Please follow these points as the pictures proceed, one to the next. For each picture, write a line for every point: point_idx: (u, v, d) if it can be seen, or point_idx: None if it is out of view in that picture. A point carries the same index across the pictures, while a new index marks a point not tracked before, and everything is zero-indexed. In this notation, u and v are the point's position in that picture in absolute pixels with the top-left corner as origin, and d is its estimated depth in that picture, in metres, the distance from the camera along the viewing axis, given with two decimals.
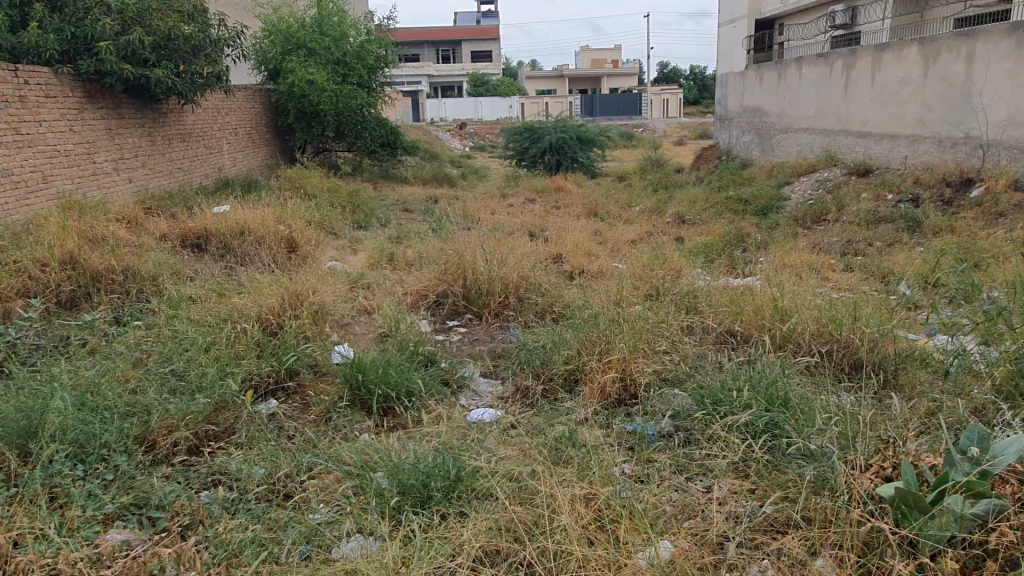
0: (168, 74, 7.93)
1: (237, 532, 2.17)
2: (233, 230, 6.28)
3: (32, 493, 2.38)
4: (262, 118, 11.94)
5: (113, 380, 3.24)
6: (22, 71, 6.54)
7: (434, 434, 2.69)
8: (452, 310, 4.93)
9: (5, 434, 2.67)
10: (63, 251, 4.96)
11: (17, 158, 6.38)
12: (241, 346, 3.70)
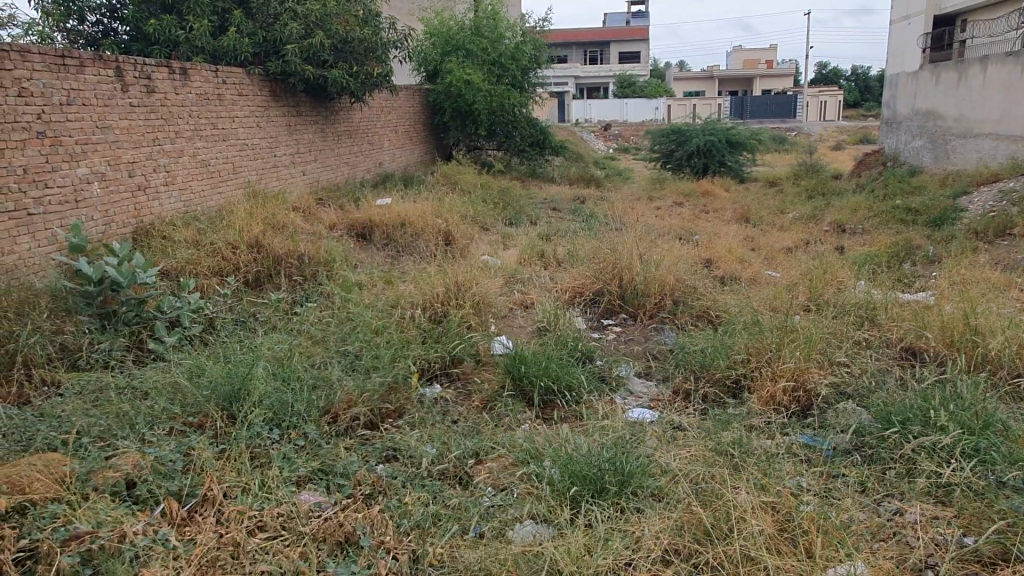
0: (343, 74, 8.47)
1: (421, 504, 2.30)
2: (397, 222, 6.63)
3: (238, 450, 2.64)
4: (420, 117, 12.52)
5: (300, 355, 3.52)
6: (221, 72, 7.24)
7: (602, 429, 2.73)
8: (607, 308, 4.95)
9: (214, 395, 2.99)
10: (250, 236, 5.44)
11: (213, 151, 7.10)
12: (410, 332, 3.90)
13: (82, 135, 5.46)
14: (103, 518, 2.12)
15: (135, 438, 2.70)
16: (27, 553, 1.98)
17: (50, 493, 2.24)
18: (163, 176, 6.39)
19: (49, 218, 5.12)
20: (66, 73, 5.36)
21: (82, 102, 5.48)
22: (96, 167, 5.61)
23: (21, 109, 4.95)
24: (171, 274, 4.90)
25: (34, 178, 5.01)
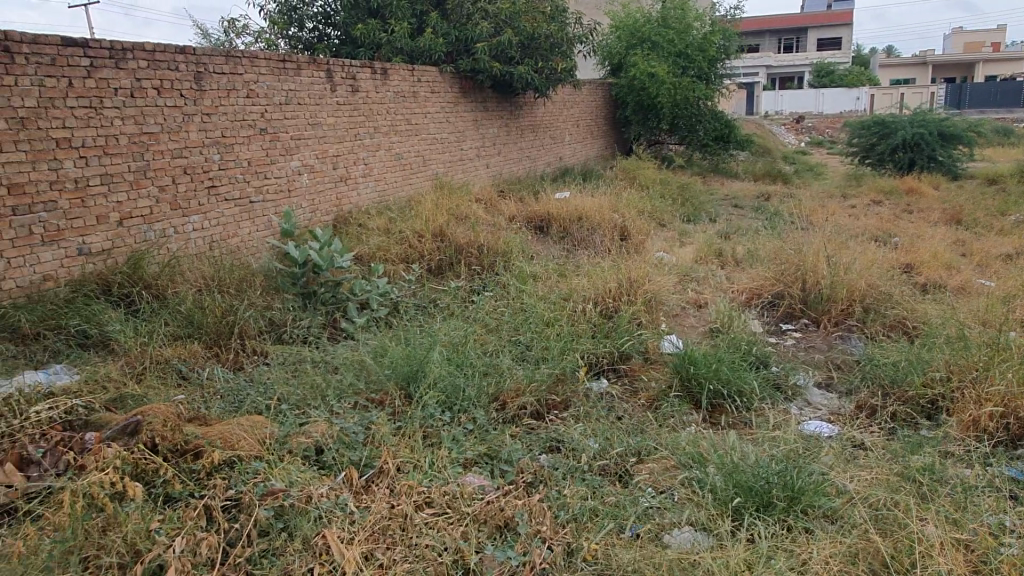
0: (528, 70, 8.67)
1: (579, 498, 2.33)
2: (573, 216, 6.69)
3: (412, 428, 2.83)
4: (602, 111, 12.60)
5: (474, 342, 3.68)
6: (417, 71, 7.75)
7: (773, 440, 2.61)
8: (787, 312, 4.69)
9: (395, 375, 3.22)
10: (435, 226, 5.76)
11: (406, 145, 7.69)
12: (581, 326, 3.95)
13: (296, 132, 6.28)
14: (294, 479, 2.36)
15: (325, 409, 2.98)
16: (232, 502, 2.24)
17: (253, 452, 2.52)
18: (363, 169, 7.09)
19: (266, 205, 6.04)
20: (286, 76, 6.14)
21: (298, 101, 6.27)
22: (307, 160, 6.41)
23: (249, 109, 5.80)
24: (366, 259, 5.35)
25: (256, 170, 5.91)
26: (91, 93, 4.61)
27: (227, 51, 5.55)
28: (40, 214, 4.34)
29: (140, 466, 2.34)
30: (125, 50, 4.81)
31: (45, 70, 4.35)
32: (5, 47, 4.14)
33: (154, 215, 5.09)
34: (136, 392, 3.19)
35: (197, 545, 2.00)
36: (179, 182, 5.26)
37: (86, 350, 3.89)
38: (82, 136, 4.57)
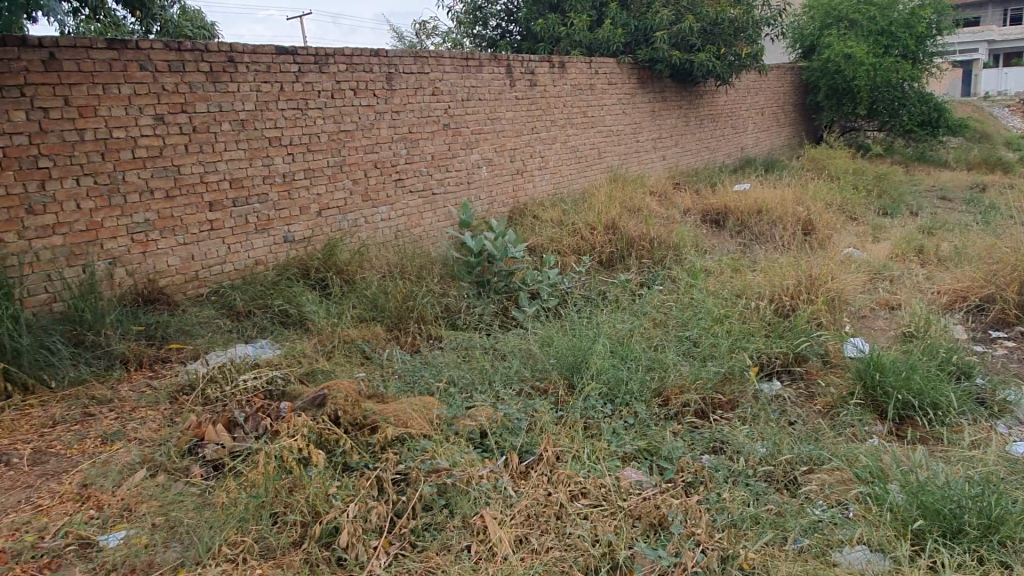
0: (710, 57, 8.38)
1: (739, 503, 2.26)
2: (753, 209, 6.39)
3: (573, 418, 2.86)
4: (790, 97, 11.91)
5: (639, 335, 3.65)
6: (594, 63, 7.78)
7: (970, 460, 2.36)
8: (999, 318, 4.17)
9: (560, 364, 3.28)
10: (608, 218, 5.76)
11: (582, 137, 7.81)
12: (754, 324, 3.77)
13: (477, 127, 6.61)
14: (457, 459, 2.48)
15: (491, 394, 3.11)
16: (402, 476, 2.39)
17: (422, 431, 2.68)
18: (538, 161, 7.30)
19: (447, 196, 6.42)
20: (469, 73, 6.45)
21: (478, 97, 6.57)
22: (486, 154, 6.73)
23: (434, 106, 6.17)
24: (539, 250, 5.48)
25: (439, 164, 6.29)
26: (298, 95, 5.15)
27: (415, 52, 5.92)
28: (254, 204, 4.99)
29: (323, 435, 2.55)
30: (327, 56, 5.30)
31: (262, 77, 4.92)
32: (230, 57, 4.72)
33: (348, 206, 5.61)
34: (326, 367, 3.51)
35: (368, 512, 2.17)
36: (370, 176, 5.74)
37: (286, 328, 4.32)
38: (290, 135, 5.15)
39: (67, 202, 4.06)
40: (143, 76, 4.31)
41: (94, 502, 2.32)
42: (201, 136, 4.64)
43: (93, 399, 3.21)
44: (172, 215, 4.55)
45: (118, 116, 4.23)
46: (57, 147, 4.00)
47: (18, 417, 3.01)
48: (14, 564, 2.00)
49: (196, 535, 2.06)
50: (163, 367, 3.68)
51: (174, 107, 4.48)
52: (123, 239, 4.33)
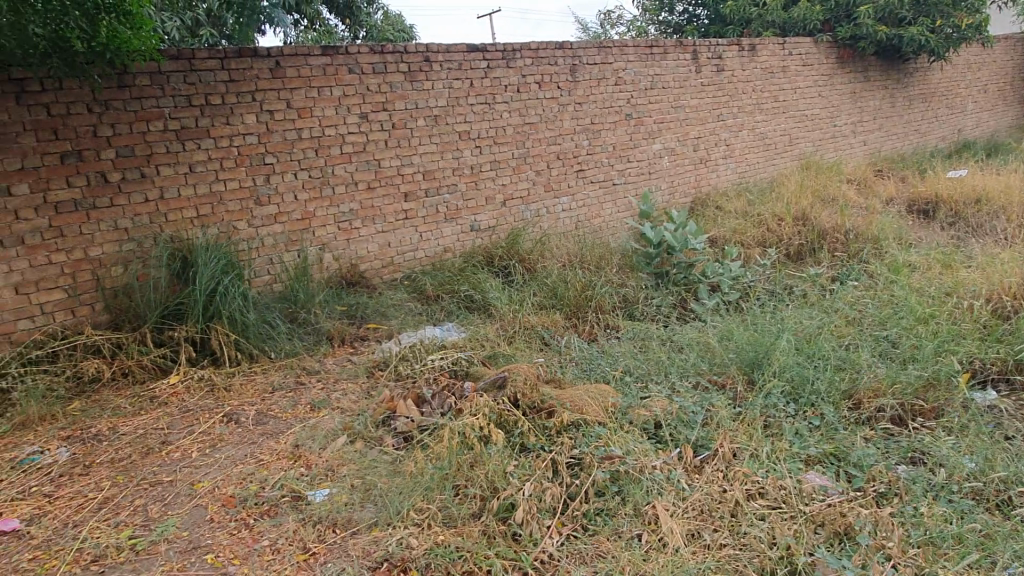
0: (923, 31, 7.63)
1: (940, 522, 2.10)
2: (970, 198, 5.75)
3: (753, 415, 2.77)
4: (1022, 71, 10.54)
5: (829, 332, 3.45)
6: (789, 44, 7.39)
7: None
8: None
9: (740, 360, 3.20)
10: (798, 209, 5.47)
11: (772, 123, 7.44)
12: (966, 326, 3.42)
13: (660, 115, 6.52)
14: (630, 449, 2.50)
15: (667, 386, 3.10)
16: (575, 461, 2.45)
17: (596, 418, 2.72)
18: (724, 149, 7.08)
19: (628, 186, 6.41)
20: (653, 61, 6.37)
21: (662, 85, 6.48)
22: (668, 143, 6.63)
23: (617, 96, 6.18)
24: (722, 241, 5.33)
25: (621, 154, 6.30)
26: (486, 90, 5.38)
27: (600, 43, 5.95)
28: (445, 195, 5.29)
29: (503, 416, 2.68)
30: (515, 51, 5.47)
31: (454, 74, 5.19)
32: (426, 57, 5.03)
33: (531, 196, 5.79)
34: (507, 351, 3.67)
35: (542, 492, 2.25)
36: (553, 167, 5.87)
37: (471, 312, 4.56)
38: (478, 129, 5.39)
39: (286, 194, 4.56)
40: (351, 78, 4.72)
41: (304, 460, 2.61)
42: (399, 132, 5.00)
43: (305, 370, 3.61)
44: (373, 205, 4.95)
45: (329, 116, 4.67)
46: (279, 145, 4.50)
47: (245, 382, 3.46)
48: (241, 508, 2.33)
49: (388, 498, 2.25)
50: (362, 344, 4.04)
51: (377, 106, 4.86)
52: (331, 227, 4.79)
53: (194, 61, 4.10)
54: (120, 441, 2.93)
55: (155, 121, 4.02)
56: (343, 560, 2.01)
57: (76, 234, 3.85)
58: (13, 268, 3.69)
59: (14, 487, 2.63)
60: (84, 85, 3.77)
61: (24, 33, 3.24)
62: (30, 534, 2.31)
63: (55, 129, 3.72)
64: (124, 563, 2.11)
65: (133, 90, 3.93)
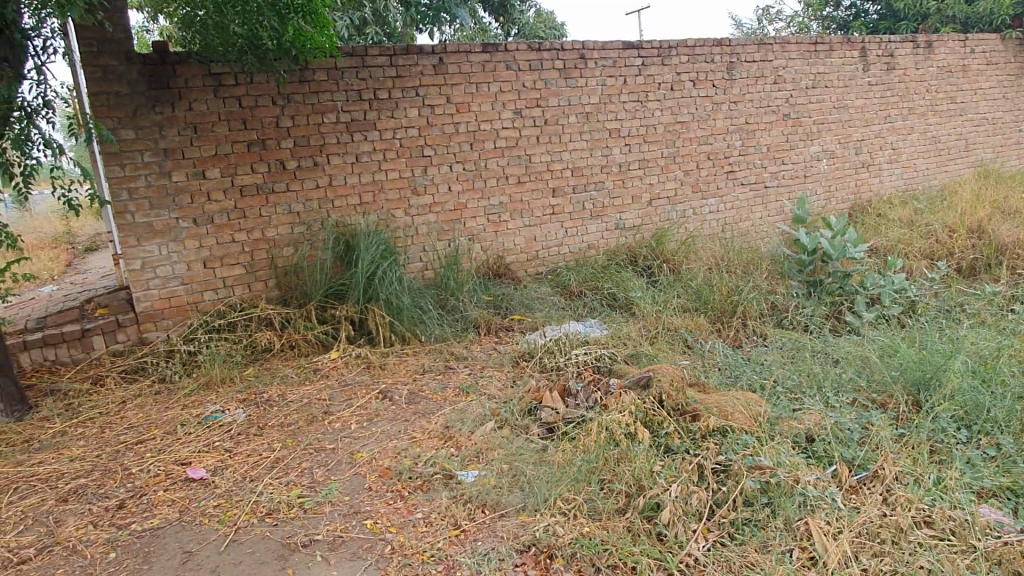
0: None
1: None
2: None
3: (917, 438, 2.61)
4: None
5: (1008, 356, 3.17)
6: (971, 41, 6.83)
7: None
8: None
9: (904, 379, 3.01)
10: (973, 221, 5.10)
11: (946, 126, 6.91)
12: None
13: (820, 116, 6.21)
14: (782, 460, 2.42)
15: (821, 400, 2.98)
16: (722, 467, 2.41)
17: (745, 426, 2.66)
18: (889, 154, 6.64)
19: (781, 189, 6.16)
20: (817, 58, 6.07)
21: (825, 84, 6.16)
22: (827, 145, 6.30)
23: (774, 95, 5.94)
24: (883, 251, 5.03)
25: (776, 155, 6.06)
26: (640, 88, 5.34)
27: (760, 39, 5.74)
28: (592, 192, 5.32)
29: (649, 416, 2.69)
30: (671, 48, 5.39)
31: (608, 71, 5.19)
32: (581, 54, 5.07)
33: (678, 196, 5.70)
34: (650, 351, 3.65)
35: (689, 496, 2.23)
36: (702, 167, 5.75)
37: (613, 310, 4.57)
38: (628, 126, 5.37)
39: (441, 186, 4.75)
40: (508, 75, 4.84)
41: (453, 441, 2.72)
42: (551, 129, 5.07)
43: (453, 355, 3.76)
44: (521, 199, 5.07)
45: (486, 111, 4.81)
46: (438, 139, 4.69)
47: (398, 362, 3.66)
48: (397, 480, 2.47)
49: (536, 485, 2.31)
50: (506, 334, 4.15)
51: (531, 102, 4.96)
52: (481, 219, 4.94)
53: (366, 57, 4.35)
54: (288, 408, 3.19)
55: (328, 114, 4.31)
56: (492, 540, 2.09)
57: (256, 216, 4.21)
58: (202, 244, 4.10)
59: (200, 441, 2.93)
60: (270, 80, 4.11)
61: (225, 31, 3.58)
62: (214, 484, 2.57)
63: (244, 120, 4.08)
64: (295, 519, 2.30)
65: (312, 85, 4.23)
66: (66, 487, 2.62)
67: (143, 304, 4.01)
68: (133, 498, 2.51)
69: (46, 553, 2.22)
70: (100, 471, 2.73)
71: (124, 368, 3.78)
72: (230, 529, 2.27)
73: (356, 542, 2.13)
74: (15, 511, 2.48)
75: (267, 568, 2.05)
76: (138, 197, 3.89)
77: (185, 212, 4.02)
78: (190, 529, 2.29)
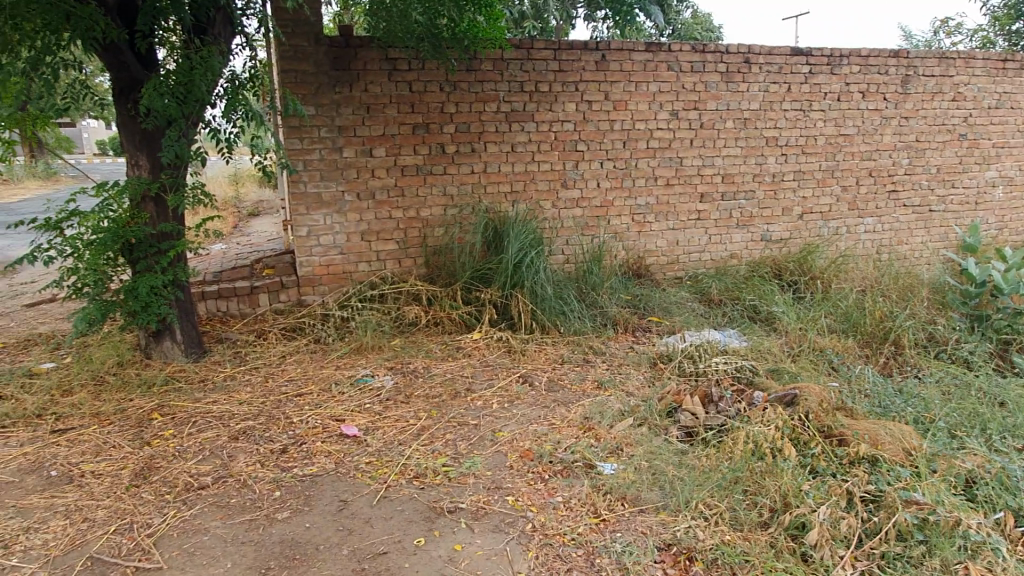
0: None
1: None
2: None
3: None
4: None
5: None
6: None
7: None
8: None
9: None
10: None
11: None
12: None
13: (1001, 140, 5.74)
14: (941, 499, 2.28)
15: (985, 442, 2.79)
16: (872, 497, 2.30)
17: (900, 457, 2.53)
18: None
19: (947, 214, 5.75)
20: (1005, 77, 5.61)
21: (1011, 105, 5.69)
22: (1006, 171, 5.82)
23: (952, 113, 5.55)
24: None
25: (946, 177, 5.66)
26: (804, 96, 5.14)
27: (943, 53, 5.37)
28: (742, 200, 5.19)
29: (797, 433, 2.63)
30: (843, 56, 5.14)
31: (773, 77, 5.03)
32: (747, 58, 4.94)
33: (833, 212, 5.45)
34: (794, 368, 3.53)
35: (838, 521, 2.16)
36: (863, 183, 5.46)
37: (754, 322, 4.45)
38: (787, 136, 5.19)
39: (590, 181, 4.79)
40: (669, 75, 4.79)
41: (593, 432, 2.76)
42: (706, 132, 4.99)
43: (590, 349, 3.80)
44: (669, 202, 5.02)
45: (642, 110, 4.79)
46: (592, 135, 4.73)
47: (537, 349, 3.74)
48: (538, 462, 2.54)
49: (677, 487, 2.32)
50: (644, 335, 4.14)
51: (689, 104, 4.89)
52: (626, 218, 4.94)
53: (531, 50, 4.43)
54: (433, 381, 3.34)
55: (490, 103, 4.44)
56: (631, 532, 2.12)
57: (413, 195, 4.41)
58: (362, 218, 4.34)
59: (353, 401, 3.13)
60: (440, 67, 4.28)
61: (407, 19, 3.76)
62: (366, 442, 2.74)
63: (413, 103, 4.28)
64: (440, 485, 2.42)
65: (477, 74, 4.37)
66: (236, 426, 2.88)
67: (305, 269, 4.31)
68: (294, 445, 2.72)
69: (221, 483, 2.45)
70: (265, 416, 2.97)
71: (285, 325, 4.09)
72: (381, 486, 2.42)
73: (499, 516, 2.22)
74: (194, 441, 2.75)
75: (415, 526, 2.18)
76: (312, 169, 4.17)
77: (351, 186, 4.27)
78: (345, 480, 2.46)
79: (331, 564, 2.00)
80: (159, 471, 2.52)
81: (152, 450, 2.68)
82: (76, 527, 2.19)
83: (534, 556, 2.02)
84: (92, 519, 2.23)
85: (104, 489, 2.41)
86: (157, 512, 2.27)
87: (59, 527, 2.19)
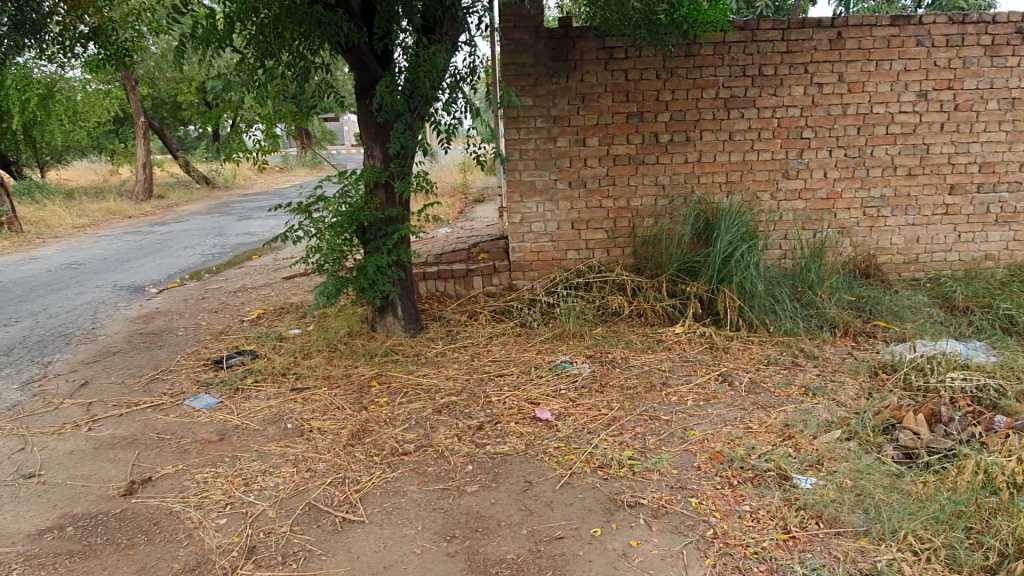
0: None
1: None
2: None
3: None
4: None
5: None
6: None
7: None
8: None
9: None
10: None
11: None
12: None
13: None
14: None
15: None
16: None
17: None
18: None
19: None
20: None
21: None
22: None
23: None
24: None
25: None
26: None
27: None
28: (1003, 193, 4.52)
29: None
30: None
31: None
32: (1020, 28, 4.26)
33: None
34: None
35: None
36: None
37: (1008, 334, 3.85)
38: None
39: (817, 171, 4.43)
40: (917, 51, 4.26)
41: (793, 441, 2.58)
42: (962, 115, 4.38)
43: (802, 352, 3.54)
44: (910, 194, 4.49)
45: (882, 92, 4.32)
46: (821, 120, 4.35)
47: (743, 348, 3.56)
48: (729, 467, 2.43)
49: (884, 513, 2.10)
50: (867, 339, 3.77)
51: (942, 83, 4.32)
52: (856, 212, 4.51)
53: (756, 32, 4.20)
54: (630, 372, 3.32)
55: (709, 89, 4.27)
56: (823, 555, 1.96)
57: (624, 184, 4.39)
58: (573, 207, 4.41)
59: (550, 386, 3.21)
60: (658, 54, 4.20)
61: (625, 7, 3.66)
62: (556, 427, 2.81)
63: (628, 92, 4.25)
64: (624, 478, 2.41)
65: (697, 60, 4.23)
66: (441, 400, 3.09)
67: (517, 255, 4.48)
68: (490, 423, 2.86)
69: (422, 451, 2.65)
70: (468, 393, 3.16)
71: (495, 308, 4.29)
72: (566, 472, 2.47)
73: (679, 517, 2.16)
74: (404, 410, 3.00)
75: (593, 516, 2.20)
76: (527, 158, 4.32)
77: (563, 174, 4.35)
78: (533, 462, 2.55)
79: (509, 542, 2.08)
80: (372, 434, 2.80)
81: (368, 414, 2.97)
82: (301, 475, 2.50)
83: (711, 565, 1.94)
84: (314, 470, 2.54)
85: (326, 444, 2.73)
86: (366, 470, 2.53)
87: (288, 473, 2.52)
